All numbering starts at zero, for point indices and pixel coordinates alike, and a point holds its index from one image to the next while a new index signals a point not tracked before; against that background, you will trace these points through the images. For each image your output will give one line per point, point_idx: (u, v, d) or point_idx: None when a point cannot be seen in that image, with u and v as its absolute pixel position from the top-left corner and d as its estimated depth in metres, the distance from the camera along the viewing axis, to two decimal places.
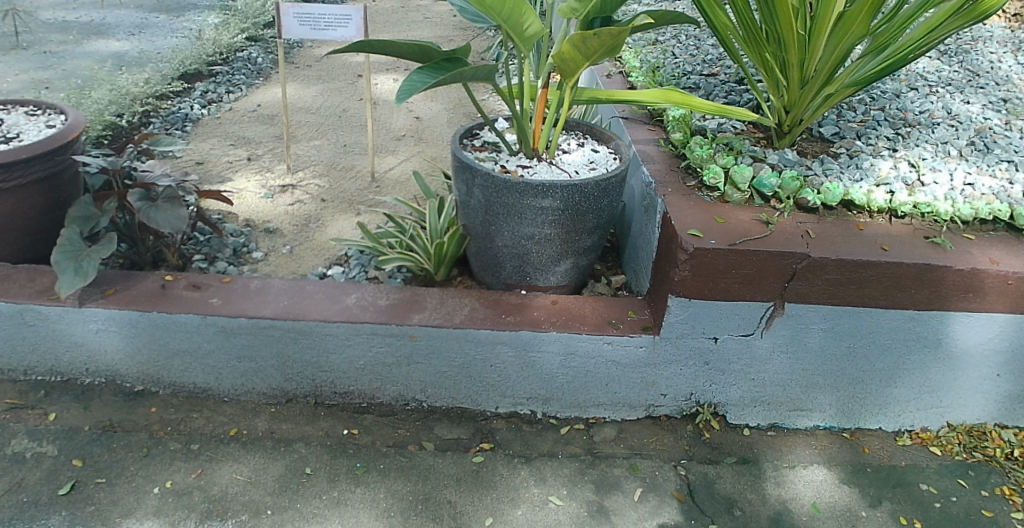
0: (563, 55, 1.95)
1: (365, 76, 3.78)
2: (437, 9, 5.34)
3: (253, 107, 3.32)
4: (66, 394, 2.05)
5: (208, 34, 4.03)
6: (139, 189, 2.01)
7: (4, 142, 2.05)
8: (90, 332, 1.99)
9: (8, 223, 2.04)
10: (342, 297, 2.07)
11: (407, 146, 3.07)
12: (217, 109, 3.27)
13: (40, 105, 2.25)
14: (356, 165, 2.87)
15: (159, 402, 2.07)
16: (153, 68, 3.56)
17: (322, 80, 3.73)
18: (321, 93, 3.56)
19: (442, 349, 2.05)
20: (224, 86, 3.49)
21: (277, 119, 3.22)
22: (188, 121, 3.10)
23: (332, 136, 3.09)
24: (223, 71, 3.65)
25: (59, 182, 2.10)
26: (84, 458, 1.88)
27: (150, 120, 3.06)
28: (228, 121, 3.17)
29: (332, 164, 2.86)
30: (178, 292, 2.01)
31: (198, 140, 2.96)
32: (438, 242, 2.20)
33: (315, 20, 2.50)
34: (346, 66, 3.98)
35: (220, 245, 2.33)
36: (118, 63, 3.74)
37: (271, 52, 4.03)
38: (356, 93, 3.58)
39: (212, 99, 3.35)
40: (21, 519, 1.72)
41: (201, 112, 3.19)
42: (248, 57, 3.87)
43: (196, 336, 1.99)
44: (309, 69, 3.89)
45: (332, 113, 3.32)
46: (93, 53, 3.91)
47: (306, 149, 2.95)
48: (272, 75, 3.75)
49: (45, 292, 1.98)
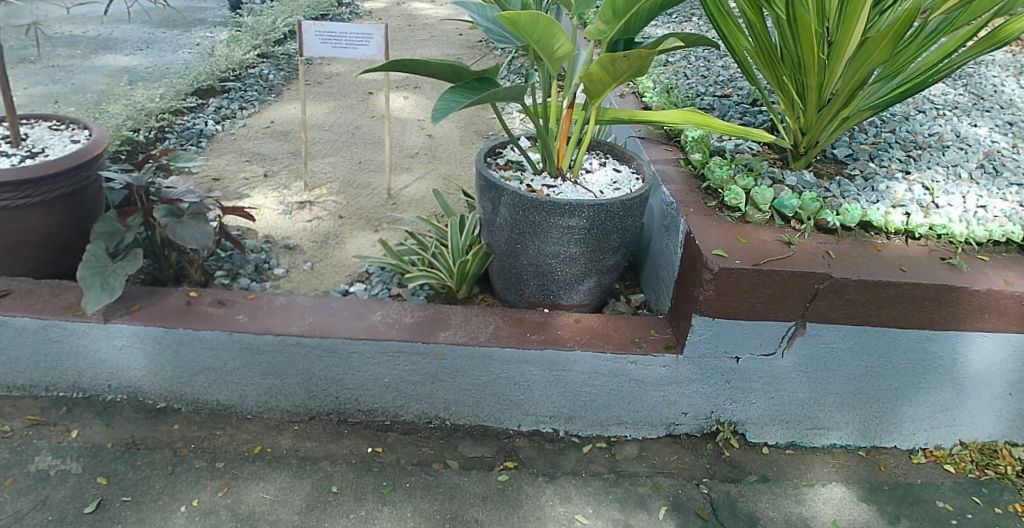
0: (590, 75, 1.99)
1: (376, 94, 3.78)
2: (445, 27, 5.37)
3: (267, 123, 3.32)
4: (88, 410, 2.03)
5: (219, 49, 4.02)
6: (164, 205, 2.00)
7: (28, 156, 1.99)
8: (114, 349, 1.97)
9: (31, 240, 1.99)
10: (367, 315, 2.07)
11: (421, 163, 3.06)
12: (232, 125, 3.26)
13: (63, 120, 2.17)
14: (373, 182, 2.86)
15: (181, 419, 2.05)
16: (166, 83, 3.55)
17: (333, 97, 3.73)
18: (333, 110, 3.56)
19: (467, 368, 2.06)
20: (238, 102, 3.48)
21: (292, 135, 3.21)
22: (203, 137, 3.09)
23: (347, 154, 3.08)
24: (236, 87, 3.64)
25: (83, 199, 2.05)
26: (108, 476, 1.86)
27: (165, 135, 3.04)
28: (243, 137, 3.16)
29: (348, 181, 2.85)
30: (204, 308, 1.99)
31: (214, 156, 2.95)
32: (461, 259, 2.18)
33: (336, 39, 2.46)
34: (357, 83, 3.98)
35: (241, 262, 2.28)
36: (129, 79, 3.73)
37: (282, 69, 4.03)
38: (367, 110, 3.58)
39: (227, 115, 3.33)
40: None
41: (216, 128, 3.18)
42: (260, 73, 3.86)
43: (221, 353, 1.98)
44: (319, 86, 3.89)
45: (346, 130, 3.32)
46: (103, 68, 3.90)
47: (322, 166, 2.95)
48: (285, 92, 3.75)
49: (70, 307, 1.95)
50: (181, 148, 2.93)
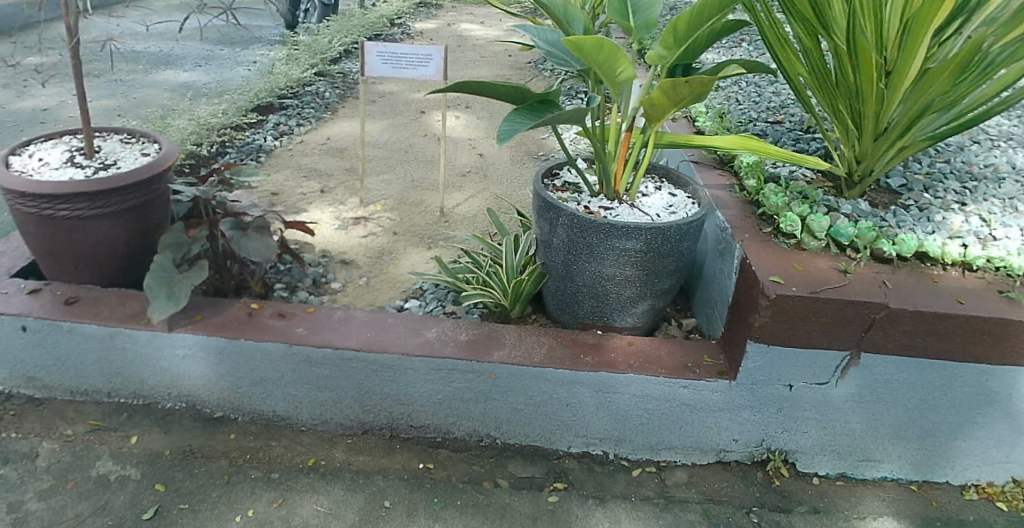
0: (651, 101, 2.01)
1: (429, 113, 3.84)
2: (494, 48, 5.43)
3: (323, 140, 3.38)
4: (148, 417, 2.07)
5: (277, 66, 4.11)
6: (230, 218, 2.05)
7: (103, 168, 2.04)
8: (177, 357, 2.01)
9: (102, 249, 2.04)
10: (423, 331, 2.09)
11: (473, 182, 3.10)
12: (289, 141, 3.34)
13: (133, 133, 2.23)
14: (426, 199, 2.89)
15: (238, 429, 2.08)
16: (226, 99, 3.64)
17: (387, 115, 3.79)
18: (387, 128, 3.62)
19: (521, 387, 2.07)
20: (295, 119, 3.55)
21: (348, 152, 3.27)
22: (262, 152, 3.16)
23: (400, 171, 3.13)
24: (294, 104, 3.72)
25: (153, 210, 2.09)
26: (166, 484, 1.89)
27: (226, 150, 3.12)
28: (300, 153, 3.22)
29: (402, 198, 2.89)
30: (265, 320, 2.03)
31: (272, 171, 3.02)
32: (516, 279, 2.20)
33: (397, 59, 2.52)
34: (410, 102, 4.04)
35: (300, 275, 2.33)
36: (190, 94, 3.84)
37: (338, 87, 4.11)
38: (420, 129, 3.64)
39: (284, 131, 3.41)
40: None
41: (274, 143, 3.26)
42: (316, 91, 3.94)
43: (280, 365, 2.01)
44: (373, 105, 3.96)
45: (400, 148, 3.38)
46: (164, 83, 4.02)
47: (377, 183, 2.99)
48: (340, 109, 3.82)
49: (135, 316, 1.99)
50: (241, 163, 3.00)
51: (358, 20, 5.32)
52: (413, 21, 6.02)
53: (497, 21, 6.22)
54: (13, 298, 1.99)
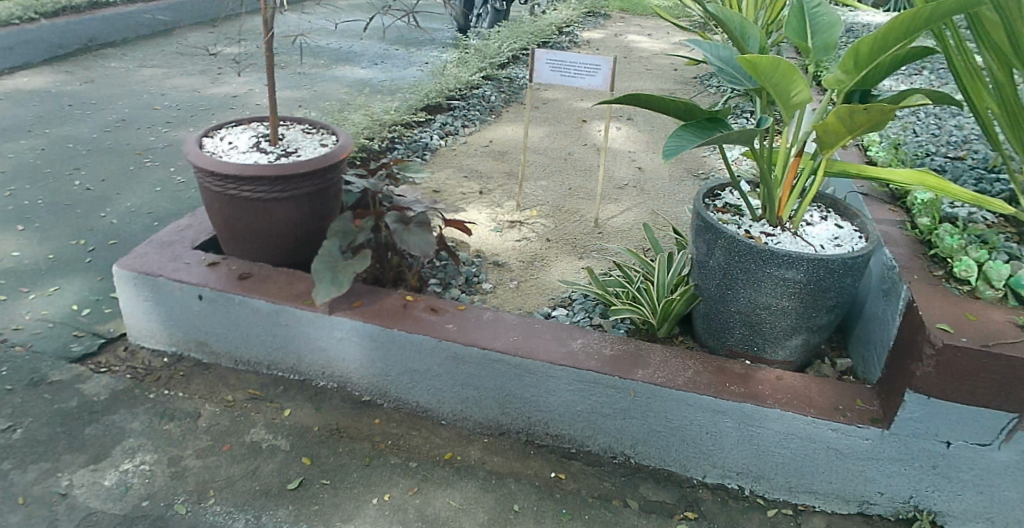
0: (825, 126, 1.91)
1: (589, 123, 3.84)
2: (659, 61, 5.36)
3: (485, 142, 3.47)
4: (301, 392, 2.18)
5: (449, 68, 4.25)
6: (395, 212, 2.14)
7: (286, 155, 2.17)
8: (333, 339, 2.11)
9: (278, 230, 2.16)
10: (568, 341, 2.09)
11: (630, 195, 3.07)
12: (453, 141, 3.46)
13: (314, 124, 2.37)
14: (581, 209, 2.90)
15: (382, 415, 2.16)
16: (399, 97, 3.83)
17: (548, 122, 3.84)
18: (548, 135, 3.67)
19: (661, 409, 2.02)
20: (460, 120, 3.68)
21: (508, 156, 3.34)
22: (428, 150, 3.29)
23: (558, 179, 3.15)
24: (461, 106, 3.84)
25: (326, 198, 2.20)
26: (311, 458, 1.99)
27: (395, 146, 3.27)
28: (463, 153, 3.33)
29: (557, 206, 2.91)
30: (418, 313, 2.10)
31: (436, 170, 3.14)
32: (667, 298, 2.15)
33: (566, 67, 2.54)
34: (571, 110, 4.07)
35: (454, 273, 2.40)
36: (365, 90, 4.06)
37: (503, 91, 4.19)
38: (580, 137, 3.65)
39: (450, 131, 3.54)
40: (253, 507, 1.84)
41: (439, 143, 3.39)
42: (482, 94, 4.05)
43: (428, 358, 2.07)
44: (535, 111, 4.02)
45: (559, 155, 3.41)
46: (342, 79, 4.29)
47: (534, 189, 3.04)
48: (503, 113, 3.90)
49: (299, 296, 2.10)
50: (408, 159, 3.14)
51: (527, 26, 5.41)
52: (580, 30, 6.06)
53: (665, 33, 6.12)
54: (194, 268, 2.15)
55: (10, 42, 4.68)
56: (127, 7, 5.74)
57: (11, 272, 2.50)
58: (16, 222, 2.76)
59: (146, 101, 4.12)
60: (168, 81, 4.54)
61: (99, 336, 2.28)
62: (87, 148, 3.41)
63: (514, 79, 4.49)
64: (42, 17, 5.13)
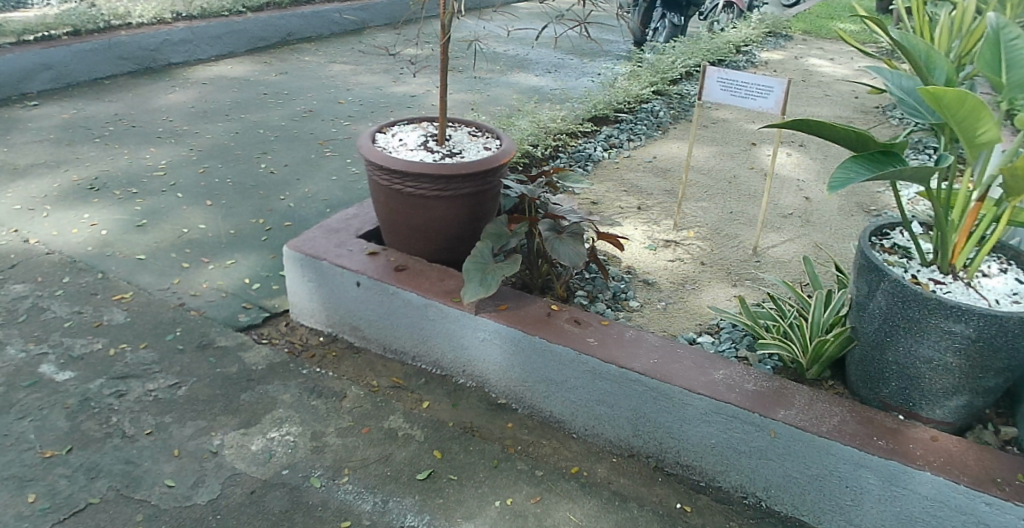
0: (1013, 170, 1.73)
1: (759, 147, 3.71)
2: (840, 87, 5.06)
3: (649, 157, 3.45)
4: (441, 387, 2.23)
5: (621, 80, 4.23)
6: (549, 221, 2.22)
7: (450, 155, 2.24)
8: (477, 340, 2.15)
9: (435, 227, 2.23)
10: (711, 371, 2.01)
11: (793, 226, 2.95)
12: (617, 154, 3.46)
13: (480, 128, 2.43)
14: (741, 235, 2.82)
15: (516, 420, 2.17)
16: (568, 106, 3.88)
17: (716, 143, 3.75)
18: (714, 155, 3.58)
19: (800, 454, 1.89)
20: (626, 133, 3.67)
21: (671, 174, 3.29)
22: (591, 161, 3.32)
23: (720, 202, 3.07)
24: (628, 119, 3.83)
25: (483, 200, 2.25)
26: (442, 452, 2.03)
27: (558, 154, 3.31)
28: (625, 167, 3.33)
29: (716, 229, 2.84)
30: (561, 323, 2.10)
31: (597, 181, 3.16)
32: (820, 339, 2.04)
33: (737, 87, 2.50)
34: (740, 132, 3.95)
35: (602, 287, 2.40)
36: (534, 98, 4.14)
37: (673, 108, 4.12)
38: (748, 161, 3.54)
39: (614, 143, 3.55)
40: (381, 491, 1.89)
41: (602, 154, 3.41)
42: (652, 109, 3.99)
43: (567, 369, 2.06)
44: (704, 130, 3.94)
45: (723, 178, 3.32)
46: (515, 85, 4.48)
47: (693, 209, 2.99)
48: (671, 130, 3.84)
49: (450, 294, 2.15)
50: (570, 168, 3.18)
51: (702, 43, 5.29)
52: (759, 49, 5.85)
53: (849, 59, 5.78)
54: (355, 256, 2.26)
55: (221, 32, 5.15)
56: (324, 5, 6.15)
57: (197, 242, 2.73)
58: (207, 196, 3.02)
59: (331, 94, 4.40)
60: (353, 77, 4.83)
61: (264, 310, 2.44)
62: (275, 134, 3.68)
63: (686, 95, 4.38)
64: (250, 10, 5.61)
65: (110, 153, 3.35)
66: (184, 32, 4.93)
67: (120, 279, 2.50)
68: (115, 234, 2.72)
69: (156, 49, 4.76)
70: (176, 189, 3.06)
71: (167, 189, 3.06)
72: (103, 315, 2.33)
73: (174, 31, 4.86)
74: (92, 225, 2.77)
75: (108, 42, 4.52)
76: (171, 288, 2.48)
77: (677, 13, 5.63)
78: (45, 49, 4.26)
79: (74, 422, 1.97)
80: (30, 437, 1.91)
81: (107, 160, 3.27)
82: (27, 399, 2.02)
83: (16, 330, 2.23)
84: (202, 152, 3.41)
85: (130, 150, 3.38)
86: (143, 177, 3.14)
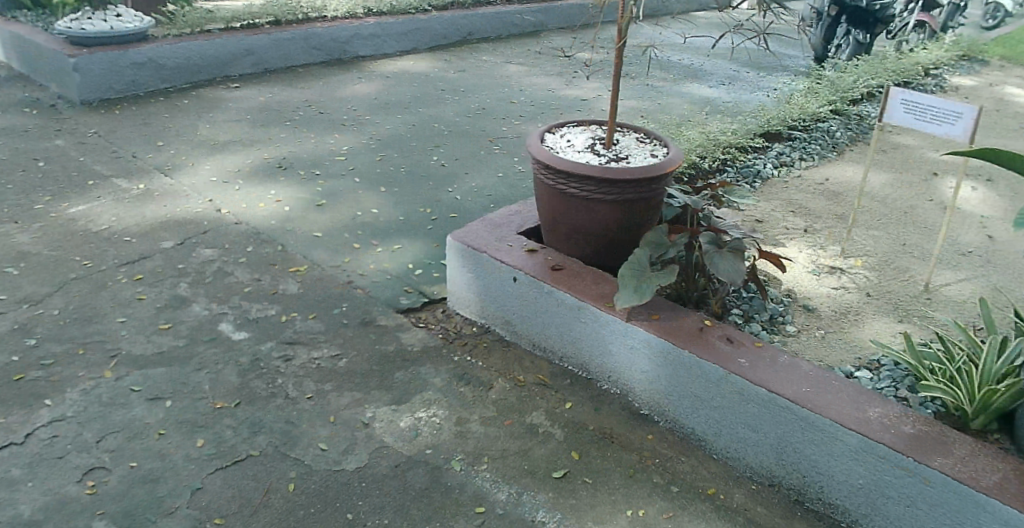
0: None
1: (943, 177, 3.46)
2: None
3: (821, 179, 3.31)
4: (585, 390, 2.25)
5: (797, 96, 4.06)
6: (711, 233, 2.21)
7: (614, 160, 2.25)
8: (626, 348, 2.15)
9: (593, 230, 2.26)
10: (867, 407, 1.88)
11: (974, 265, 2.74)
12: (787, 173, 3.35)
13: (649, 134, 2.42)
14: (912, 269, 2.65)
15: (657, 432, 2.15)
16: (739, 120, 3.80)
17: (894, 169, 3.54)
18: (891, 182, 3.38)
19: (954, 507, 1.69)
20: (799, 152, 3.54)
21: (844, 198, 3.15)
22: (759, 178, 3.25)
23: (893, 231, 2.91)
24: (802, 137, 3.69)
25: (644, 207, 2.24)
26: (580, 454, 2.04)
27: (725, 169, 3.25)
28: (794, 187, 3.22)
29: (887, 260, 2.70)
30: (713, 340, 2.06)
31: (763, 199, 3.09)
32: (987, 388, 1.80)
33: (922, 110, 2.35)
34: (923, 159, 3.70)
35: (759, 307, 2.35)
36: (701, 111, 4.07)
37: (851, 129, 3.91)
38: (929, 192, 3.31)
39: (785, 161, 3.44)
40: (517, 483, 1.93)
41: (772, 172, 3.31)
42: (828, 128, 3.81)
43: (714, 387, 2.01)
44: (883, 155, 3.73)
45: (899, 207, 3.13)
46: (688, 95, 4.53)
47: (862, 237, 2.85)
48: (847, 152, 3.67)
49: (603, 298, 2.16)
50: (736, 183, 3.13)
51: (887, 62, 4.98)
52: (950, 74, 5.44)
53: None
54: (515, 251, 2.31)
55: (407, 29, 5.39)
56: (504, 6, 6.26)
57: (368, 225, 2.89)
58: (381, 183, 3.20)
59: (504, 93, 4.51)
60: (526, 77, 4.93)
61: (425, 296, 2.55)
62: (447, 129, 3.83)
63: (866, 116, 4.13)
64: (435, 9, 5.80)
65: (299, 136, 3.62)
66: (373, 27, 5.20)
67: (297, 253, 2.69)
68: (297, 211, 2.94)
69: (346, 42, 5.06)
70: (353, 174, 3.26)
71: (346, 173, 3.26)
72: (279, 285, 2.52)
73: (364, 25, 5.14)
74: (278, 200, 3.00)
75: (307, 33, 4.83)
76: (342, 266, 2.64)
77: (863, 30, 5.35)
78: (252, 35, 4.62)
79: (244, 379, 2.13)
80: (206, 387, 2.09)
81: (297, 143, 3.54)
82: (206, 352, 2.21)
83: (203, 289, 2.45)
84: (380, 141, 3.61)
85: (316, 135, 3.64)
86: (325, 160, 3.36)
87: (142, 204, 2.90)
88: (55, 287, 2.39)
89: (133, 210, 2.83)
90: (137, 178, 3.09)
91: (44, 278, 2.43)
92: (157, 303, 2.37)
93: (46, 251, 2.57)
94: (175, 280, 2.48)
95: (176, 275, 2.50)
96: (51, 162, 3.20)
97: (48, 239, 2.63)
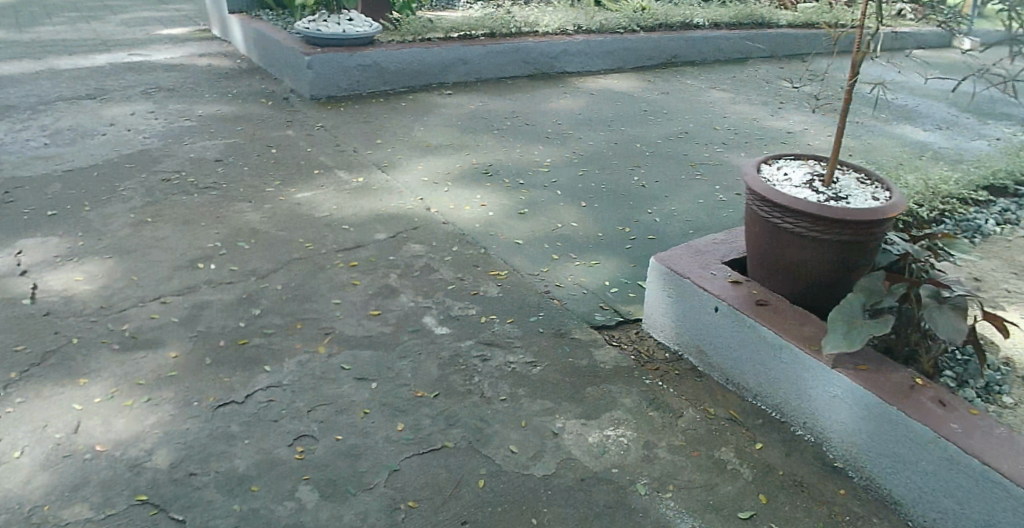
0: None
1: None
2: None
3: None
4: (777, 432, 2.12)
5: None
6: (932, 286, 2.07)
7: (835, 199, 2.17)
8: (827, 395, 2.01)
9: (804, 269, 2.18)
10: None
11: None
12: (1013, 230, 3.10)
13: (871, 177, 2.32)
14: None
15: (849, 488, 1.95)
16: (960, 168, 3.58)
17: None
18: None
19: None
20: None
21: None
22: (979, 233, 3.04)
23: None
24: None
25: (863, 251, 2.13)
26: (767, 498, 1.91)
27: (943, 219, 3.08)
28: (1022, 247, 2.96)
29: None
30: (924, 398, 1.85)
31: (983, 256, 2.88)
32: None
33: None
34: None
35: (975, 373, 2.18)
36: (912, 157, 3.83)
37: None
38: None
39: (1010, 219, 3.18)
40: (702, 517, 1.84)
41: (995, 228, 3.07)
42: None
43: (920, 450, 1.80)
44: None
45: None
46: (899, 136, 4.38)
47: None
48: None
49: (808, 339, 2.06)
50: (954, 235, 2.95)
51: None
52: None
53: None
54: (718, 281, 2.27)
55: (615, 48, 5.37)
56: (714, 31, 5.97)
57: (567, 238, 2.92)
58: (582, 198, 3.22)
59: (708, 118, 4.40)
60: (732, 104, 4.72)
61: (618, 314, 2.50)
62: (649, 150, 3.80)
63: None
64: (642, 30, 5.68)
65: (505, 146, 3.73)
66: (581, 45, 5.23)
67: (498, 258, 2.76)
68: (500, 217, 3.02)
69: (554, 58, 5.15)
70: (554, 187, 3.32)
71: (549, 185, 3.32)
72: (480, 286, 2.58)
73: (573, 42, 5.18)
74: (482, 205, 3.11)
75: (518, 46, 4.96)
76: (541, 275, 2.67)
77: None
78: (467, 45, 4.79)
79: (444, 372, 2.19)
80: (407, 375, 2.17)
81: (503, 151, 3.66)
82: (409, 341, 2.29)
83: (408, 282, 2.56)
84: (581, 158, 3.65)
85: (521, 146, 3.74)
86: (529, 171, 3.45)
87: (359, 197, 3.09)
88: (279, 264, 2.59)
89: (352, 201, 3.02)
90: (356, 172, 3.31)
91: (272, 254, 2.64)
92: (367, 289, 2.50)
93: (274, 230, 2.79)
94: (385, 270, 2.61)
95: (387, 266, 2.64)
96: (282, 149, 3.48)
97: (276, 219, 2.86)
